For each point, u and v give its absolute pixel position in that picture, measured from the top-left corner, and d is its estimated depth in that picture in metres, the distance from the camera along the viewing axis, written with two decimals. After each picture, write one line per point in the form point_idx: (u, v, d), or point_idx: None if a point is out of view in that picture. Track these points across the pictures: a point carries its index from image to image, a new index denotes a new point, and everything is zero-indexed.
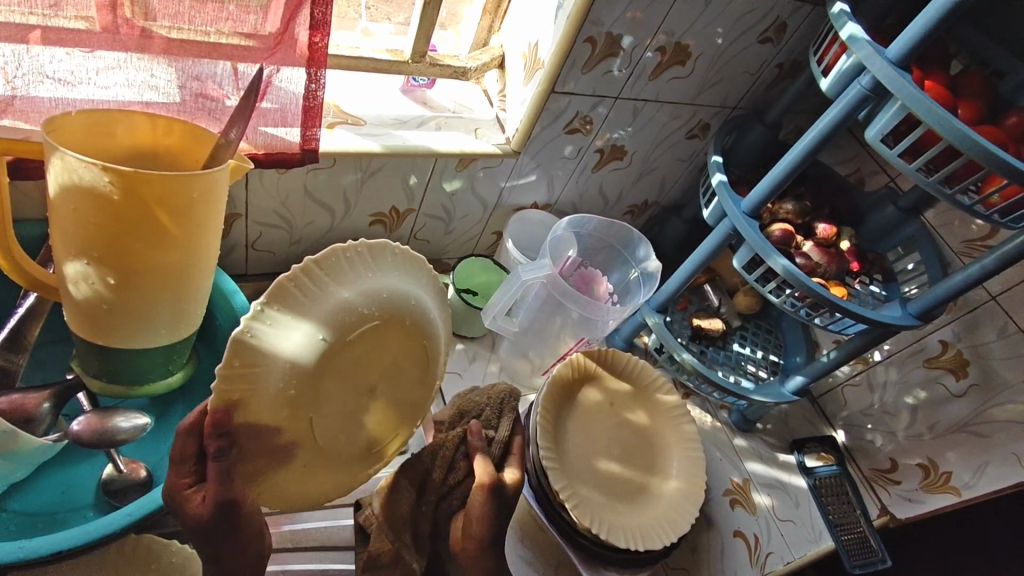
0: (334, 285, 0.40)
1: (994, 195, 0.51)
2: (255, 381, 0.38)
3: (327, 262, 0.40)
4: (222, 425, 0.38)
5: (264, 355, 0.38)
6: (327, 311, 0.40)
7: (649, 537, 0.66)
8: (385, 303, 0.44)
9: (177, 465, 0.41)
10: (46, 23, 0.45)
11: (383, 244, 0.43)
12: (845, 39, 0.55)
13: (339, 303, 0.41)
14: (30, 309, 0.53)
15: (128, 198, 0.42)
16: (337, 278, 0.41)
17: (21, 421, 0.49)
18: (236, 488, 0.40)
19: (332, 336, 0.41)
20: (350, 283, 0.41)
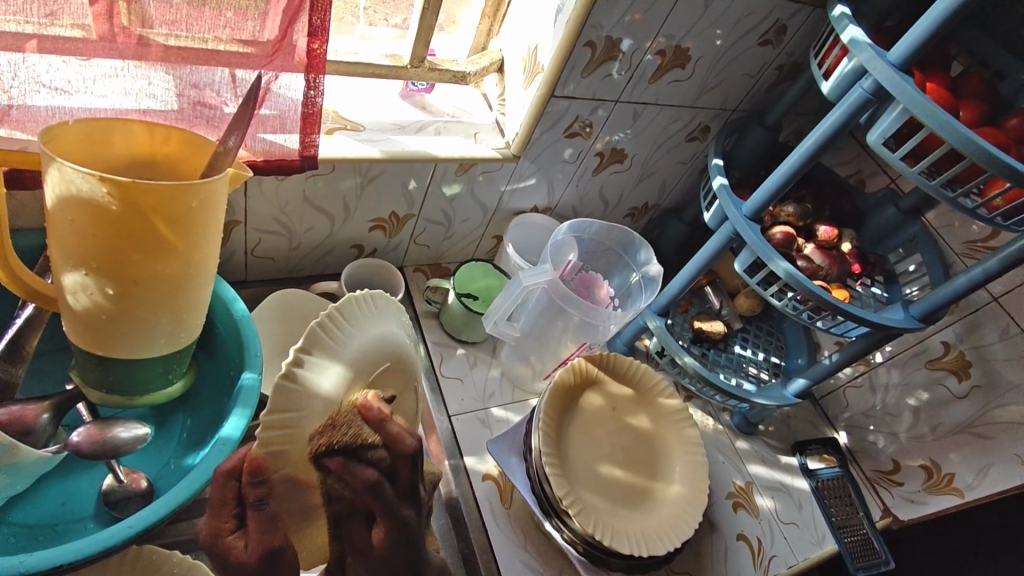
0: (354, 330, 0.42)
1: (997, 198, 0.50)
2: (294, 422, 0.37)
3: (356, 307, 0.43)
4: (263, 471, 0.37)
5: (304, 402, 0.37)
6: (369, 346, 0.42)
7: (651, 543, 0.65)
8: (401, 348, 0.46)
9: (218, 511, 0.41)
10: (42, 32, 0.44)
11: (383, 293, 0.46)
12: (847, 42, 0.54)
13: (362, 353, 0.41)
14: (29, 318, 0.53)
15: (126, 209, 0.41)
16: (357, 321, 0.42)
17: (19, 433, 0.48)
18: (277, 535, 0.39)
19: (359, 380, 0.40)
20: (373, 327, 0.43)
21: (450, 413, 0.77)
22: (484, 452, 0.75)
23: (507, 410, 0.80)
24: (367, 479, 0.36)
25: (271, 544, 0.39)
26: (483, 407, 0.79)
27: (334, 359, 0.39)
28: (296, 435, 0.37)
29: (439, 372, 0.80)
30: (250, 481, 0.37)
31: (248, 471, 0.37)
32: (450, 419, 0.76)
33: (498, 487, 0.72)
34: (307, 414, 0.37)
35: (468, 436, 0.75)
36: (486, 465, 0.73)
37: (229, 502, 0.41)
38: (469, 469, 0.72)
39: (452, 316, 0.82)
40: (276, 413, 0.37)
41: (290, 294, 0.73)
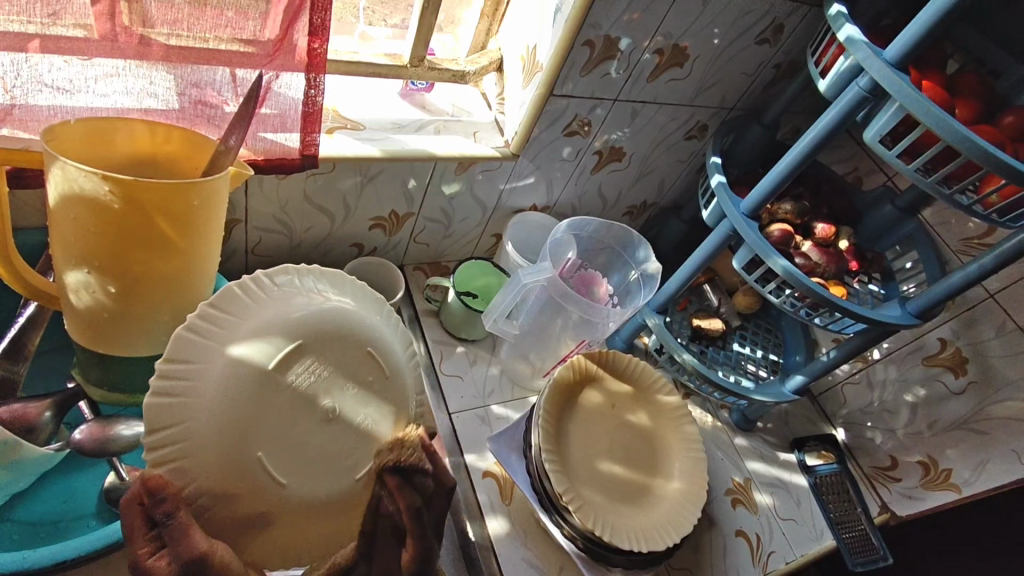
0: (245, 314, 0.40)
1: (992, 195, 0.51)
2: (186, 419, 0.37)
3: (245, 289, 0.41)
4: (160, 489, 0.36)
5: (180, 406, 0.37)
6: (263, 324, 0.40)
7: (650, 538, 0.66)
8: (332, 313, 0.42)
9: (133, 536, 0.37)
10: (44, 31, 0.44)
11: (283, 266, 0.44)
12: (843, 40, 0.55)
13: (249, 336, 0.39)
14: (31, 317, 0.53)
15: (128, 207, 0.41)
16: (249, 303, 0.41)
17: (22, 431, 0.49)
18: (199, 542, 0.35)
19: (261, 354, 0.39)
20: (270, 304, 0.41)
21: (449, 411, 0.77)
22: (484, 449, 0.75)
23: (507, 408, 0.80)
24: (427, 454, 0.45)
25: (191, 553, 0.35)
26: (483, 404, 0.79)
27: (209, 354, 0.38)
28: (187, 445, 0.36)
29: (439, 370, 0.80)
30: (151, 501, 0.36)
31: (146, 492, 0.36)
32: (449, 417, 0.77)
33: (498, 484, 0.73)
34: (188, 421, 0.37)
35: (468, 433, 0.76)
36: (486, 462, 0.74)
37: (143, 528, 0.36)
38: (469, 467, 0.73)
39: (452, 314, 0.82)
40: (160, 431, 0.37)
41: None
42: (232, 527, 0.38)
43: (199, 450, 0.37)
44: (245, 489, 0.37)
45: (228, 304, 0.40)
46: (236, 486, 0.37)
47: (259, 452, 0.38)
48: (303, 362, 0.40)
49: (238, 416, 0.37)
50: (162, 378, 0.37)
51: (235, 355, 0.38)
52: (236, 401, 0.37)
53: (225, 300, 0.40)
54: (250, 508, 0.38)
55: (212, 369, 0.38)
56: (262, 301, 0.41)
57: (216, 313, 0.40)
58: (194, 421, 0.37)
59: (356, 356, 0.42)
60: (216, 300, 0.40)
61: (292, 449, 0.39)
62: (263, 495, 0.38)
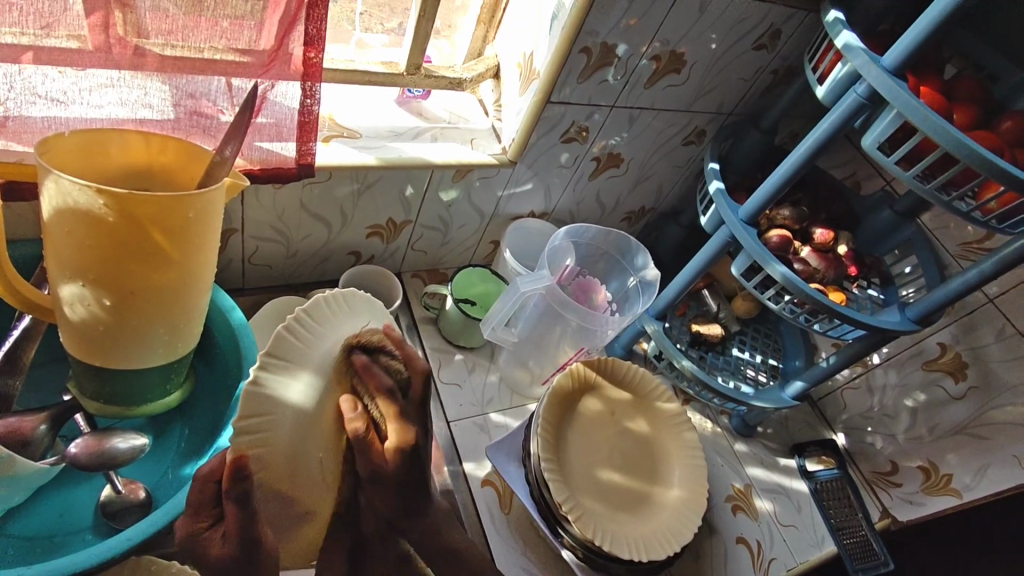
0: (328, 330, 0.44)
1: (991, 202, 0.51)
2: (273, 421, 0.40)
3: (332, 308, 0.45)
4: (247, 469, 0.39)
5: (271, 400, 0.41)
6: (345, 343, 0.45)
7: (651, 547, 0.65)
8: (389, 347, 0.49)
9: (195, 511, 0.44)
10: (38, 43, 0.44)
11: (354, 293, 0.47)
12: (841, 47, 0.55)
13: (333, 355, 0.44)
14: (26, 330, 0.53)
15: (123, 220, 0.41)
16: (332, 322, 0.45)
17: (17, 445, 0.48)
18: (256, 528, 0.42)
19: (338, 373, 0.44)
20: (349, 325, 0.46)
21: (449, 419, 0.77)
22: (483, 458, 0.75)
23: (506, 416, 0.80)
24: (384, 383, 0.44)
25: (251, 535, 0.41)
26: (482, 413, 0.79)
27: (304, 360, 0.42)
28: (272, 436, 0.40)
29: (438, 379, 0.80)
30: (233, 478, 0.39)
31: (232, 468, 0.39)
32: (449, 426, 0.76)
33: (497, 493, 0.72)
34: (278, 415, 0.41)
35: (467, 442, 0.75)
36: (485, 471, 0.73)
37: (207, 507, 0.44)
38: (467, 475, 0.72)
39: (450, 322, 0.82)
40: (248, 416, 0.40)
41: (284, 302, 0.72)
42: (284, 518, 0.45)
43: (281, 444, 0.41)
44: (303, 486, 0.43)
45: (320, 319, 0.44)
46: (297, 486, 0.43)
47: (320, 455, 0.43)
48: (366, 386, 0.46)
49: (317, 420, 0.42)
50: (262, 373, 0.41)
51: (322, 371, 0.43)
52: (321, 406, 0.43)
53: (316, 316, 0.44)
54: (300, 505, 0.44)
55: (304, 375, 0.42)
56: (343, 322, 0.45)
57: (310, 327, 0.43)
58: (282, 420, 0.41)
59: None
60: (310, 315, 0.44)
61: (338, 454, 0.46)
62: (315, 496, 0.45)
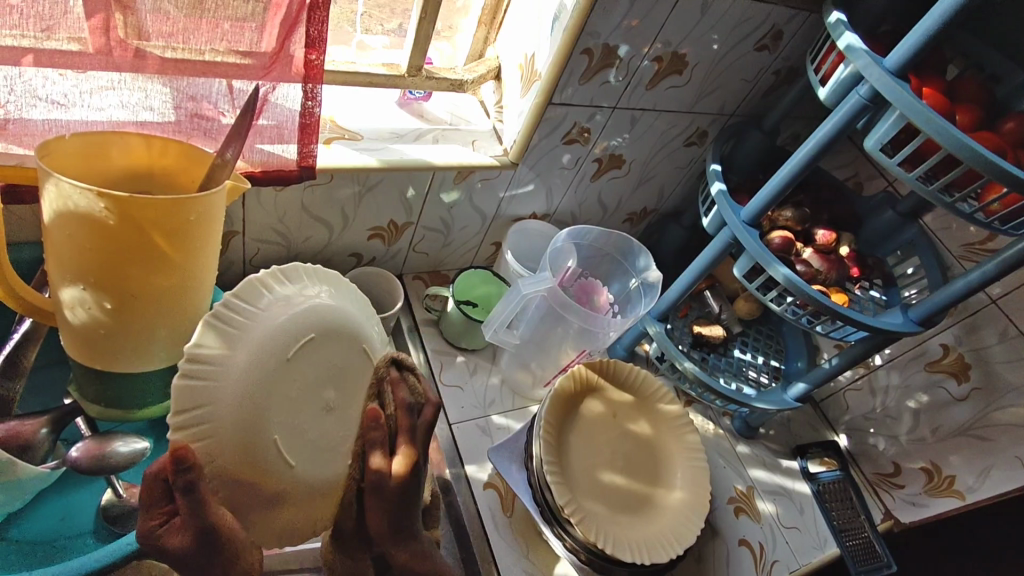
0: (262, 305, 0.40)
1: (994, 203, 0.50)
2: (210, 416, 0.37)
3: (264, 282, 0.41)
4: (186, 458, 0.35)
5: (207, 389, 0.37)
6: (281, 314, 0.40)
7: (653, 550, 0.65)
8: (337, 315, 0.44)
9: (150, 505, 0.38)
10: (38, 46, 0.44)
11: (295, 266, 0.44)
12: (844, 49, 0.55)
13: (272, 325, 0.39)
14: (26, 333, 0.53)
15: (124, 223, 0.41)
16: (265, 298, 0.40)
17: (18, 449, 0.48)
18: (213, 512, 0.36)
19: (277, 350, 0.39)
20: (285, 296, 0.41)
21: (450, 421, 0.76)
22: (484, 461, 0.74)
23: (508, 418, 0.80)
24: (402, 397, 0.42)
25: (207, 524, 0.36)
26: (484, 415, 0.79)
27: (237, 343, 0.38)
28: (214, 426, 0.37)
29: (439, 381, 0.79)
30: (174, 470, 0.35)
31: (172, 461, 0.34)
32: (450, 428, 0.76)
33: (499, 495, 0.72)
34: (214, 404, 0.37)
35: (469, 444, 0.75)
36: (487, 474, 0.73)
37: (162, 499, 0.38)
38: (469, 478, 0.72)
39: (451, 324, 0.82)
40: (187, 411, 0.36)
41: None
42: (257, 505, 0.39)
43: (221, 434, 0.37)
44: (256, 475, 0.38)
45: (247, 291, 0.40)
46: (256, 474, 0.38)
47: (274, 437, 0.39)
48: (312, 355, 0.41)
49: (251, 404, 0.38)
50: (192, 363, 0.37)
51: (258, 349, 0.38)
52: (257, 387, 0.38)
53: (250, 289, 0.40)
54: (267, 481, 0.39)
55: (238, 361, 0.38)
56: (272, 290, 0.41)
57: (237, 303, 0.39)
58: (217, 407, 0.37)
59: (352, 352, 0.44)
60: (238, 292, 0.39)
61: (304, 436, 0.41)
62: (278, 479, 0.40)
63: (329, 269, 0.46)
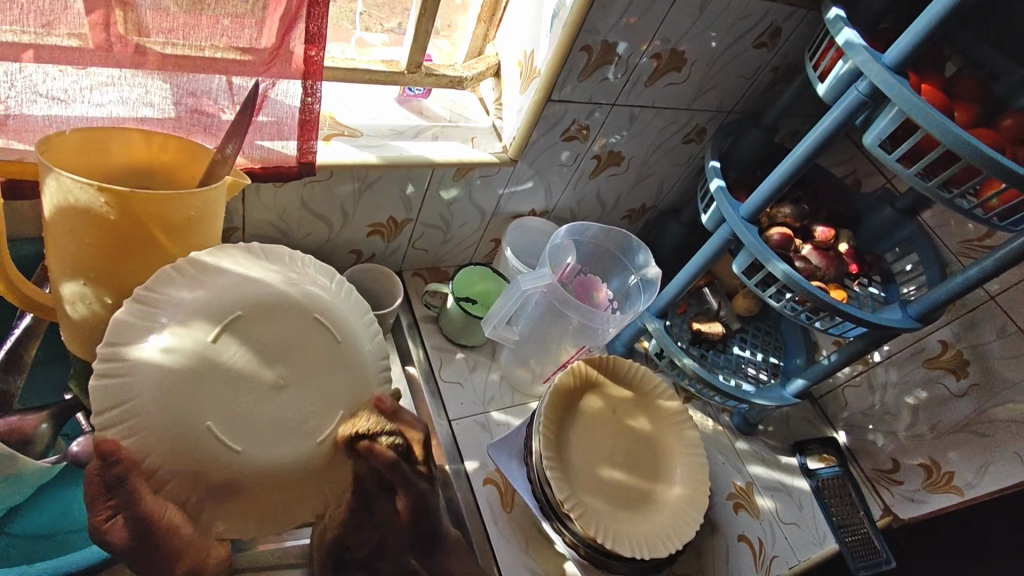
0: (184, 289, 0.41)
1: (993, 199, 0.50)
2: (130, 409, 0.37)
3: (185, 267, 0.42)
4: (112, 453, 0.37)
5: (126, 381, 0.38)
6: (204, 296, 0.41)
7: (653, 545, 0.65)
8: (270, 288, 0.43)
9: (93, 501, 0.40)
10: (38, 41, 0.44)
11: (226, 248, 0.45)
12: (842, 45, 0.55)
13: (192, 307, 0.40)
14: (27, 328, 0.53)
15: (126, 218, 0.41)
16: (186, 283, 0.41)
17: (18, 443, 0.49)
18: (151, 504, 0.38)
19: (197, 331, 0.40)
20: (210, 277, 0.42)
21: (450, 417, 0.77)
22: (484, 457, 0.75)
23: (507, 414, 0.80)
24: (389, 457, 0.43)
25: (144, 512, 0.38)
26: (483, 411, 0.79)
27: (150, 328, 0.39)
28: (136, 420, 0.37)
29: (438, 377, 0.80)
30: (104, 465, 0.37)
31: (99, 455, 0.37)
32: (450, 424, 0.76)
33: (498, 490, 0.72)
34: (132, 396, 0.37)
35: (469, 440, 0.75)
36: (486, 470, 0.74)
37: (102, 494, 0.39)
38: (468, 474, 0.72)
39: (451, 320, 0.82)
40: (109, 409, 0.37)
41: None
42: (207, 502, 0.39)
43: (145, 425, 0.37)
44: (196, 464, 0.38)
45: (166, 278, 0.41)
46: (197, 464, 0.38)
47: (207, 423, 0.38)
48: (241, 331, 0.41)
49: (175, 389, 0.38)
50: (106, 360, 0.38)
51: (174, 333, 0.39)
52: (180, 367, 0.38)
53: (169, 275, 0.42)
54: (211, 473, 0.38)
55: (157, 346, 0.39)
56: (192, 272, 0.42)
57: (156, 289, 0.41)
58: (136, 398, 0.37)
59: (295, 323, 0.43)
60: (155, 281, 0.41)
61: (246, 420, 0.39)
62: (218, 466, 0.38)
63: (259, 245, 0.46)
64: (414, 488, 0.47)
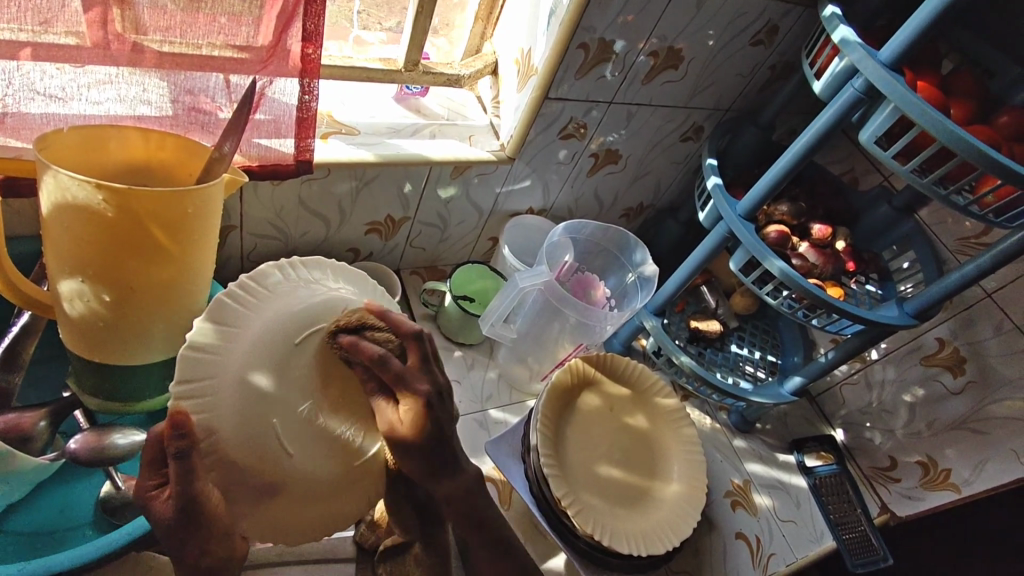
0: (276, 290, 0.44)
1: (988, 195, 0.51)
2: (213, 388, 0.39)
3: (281, 273, 0.45)
4: (183, 424, 0.37)
5: (212, 362, 0.39)
6: (294, 302, 0.43)
7: (650, 542, 0.66)
8: (354, 310, 0.46)
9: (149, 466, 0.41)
10: (36, 39, 0.44)
11: (316, 261, 0.48)
12: (838, 42, 0.55)
13: (282, 309, 0.42)
14: (25, 326, 0.52)
15: (123, 215, 0.41)
16: (279, 286, 0.44)
17: (17, 441, 0.48)
18: (201, 484, 0.38)
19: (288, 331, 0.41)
20: (301, 286, 0.45)
21: None
22: (482, 455, 0.75)
23: (505, 412, 0.80)
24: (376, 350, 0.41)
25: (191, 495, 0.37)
26: (481, 409, 0.79)
27: (242, 318, 0.41)
28: (217, 398, 0.39)
29: None
30: (170, 436, 0.37)
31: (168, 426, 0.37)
32: None
33: (496, 489, 0.72)
34: (215, 376, 0.39)
35: (467, 438, 0.76)
36: (484, 467, 0.73)
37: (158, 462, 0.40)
38: None
39: (448, 318, 0.82)
40: (190, 384, 0.39)
41: None
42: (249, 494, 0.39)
43: (225, 406, 0.39)
44: (258, 457, 0.39)
45: (262, 281, 0.44)
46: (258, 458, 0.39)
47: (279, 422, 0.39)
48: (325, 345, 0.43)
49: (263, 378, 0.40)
50: (200, 335, 0.40)
51: (268, 329, 0.41)
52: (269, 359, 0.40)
53: (264, 276, 0.44)
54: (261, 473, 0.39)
55: (249, 333, 0.41)
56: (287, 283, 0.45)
57: (250, 288, 0.43)
58: (223, 378, 0.39)
59: None
60: (251, 279, 0.43)
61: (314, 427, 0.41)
62: (277, 466, 0.39)
63: (343, 268, 0.50)
64: (415, 388, 0.43)
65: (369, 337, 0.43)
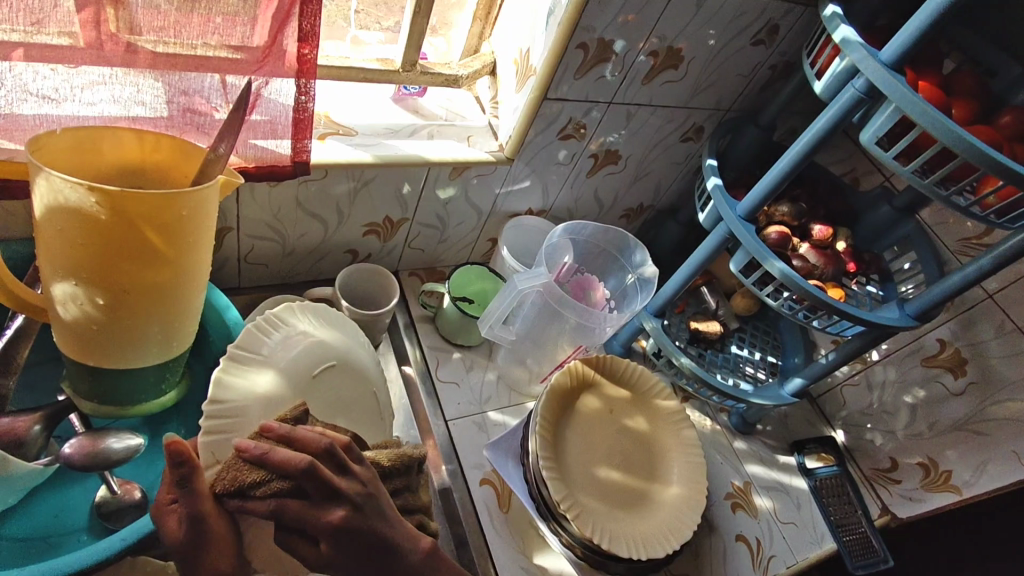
0: (294, 328, 0.52)
1: (990, 196, 0.50)
2: (240, 412, 0.45)
3: (300, 312, 0.54)
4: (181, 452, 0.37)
5: (240, 389, 0.46)
6: (312, 339, 0.52)
7: (649, 546, 0.65)
8: (349, 354, 0.54)
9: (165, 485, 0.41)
10: (29, 40, 0.44)
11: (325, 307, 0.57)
12: (839, 41, 0.55)
13: (299, 348, 0.51)
14: (18, 330, 0.52)
15: (116, 218, 0.41)
16: (297, 324, 0.53)
17: (12, 446, 0.48)
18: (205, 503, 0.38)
19: (308, 364, 0.51)
20: (313, 327, 0.53)
21: (446, 418, 0.76)
22: (481, 457, 0.74)
23: (504, 414, 0.80)
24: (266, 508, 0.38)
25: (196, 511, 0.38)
26: (480, 411, 0.79)
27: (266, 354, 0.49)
28: (241, 420, 0.45)
29: (435, 378, 0.79)
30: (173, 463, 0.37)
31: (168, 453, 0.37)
32: (447, 424, 0.76)
33: (495, 492, 0.72)
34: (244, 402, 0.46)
35: (466, 441, 0.75)
36: (484, 470, 0.73)
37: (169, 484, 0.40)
38: (465, 474, 0.72)
39: (447, 320, 0.81)
40: (218, 414, 0.45)
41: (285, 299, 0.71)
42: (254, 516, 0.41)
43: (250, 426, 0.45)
44: None
45: (285, 321, 0.52)
46: None
47: None
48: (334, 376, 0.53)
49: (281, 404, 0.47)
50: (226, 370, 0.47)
51: (290, 363, 0.49)
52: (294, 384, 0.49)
53: (285, 317, 0.53)
54: None
55: (275, 363, 0.49)
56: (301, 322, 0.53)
57: (272, 328, 0.51)
58: (248, 404, 0.46)
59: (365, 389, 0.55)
60: (275, 317, 0.52)
61: None
62: None
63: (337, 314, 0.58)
64: (324, 521, 0.37)
65: (257, 494, 0.38)
